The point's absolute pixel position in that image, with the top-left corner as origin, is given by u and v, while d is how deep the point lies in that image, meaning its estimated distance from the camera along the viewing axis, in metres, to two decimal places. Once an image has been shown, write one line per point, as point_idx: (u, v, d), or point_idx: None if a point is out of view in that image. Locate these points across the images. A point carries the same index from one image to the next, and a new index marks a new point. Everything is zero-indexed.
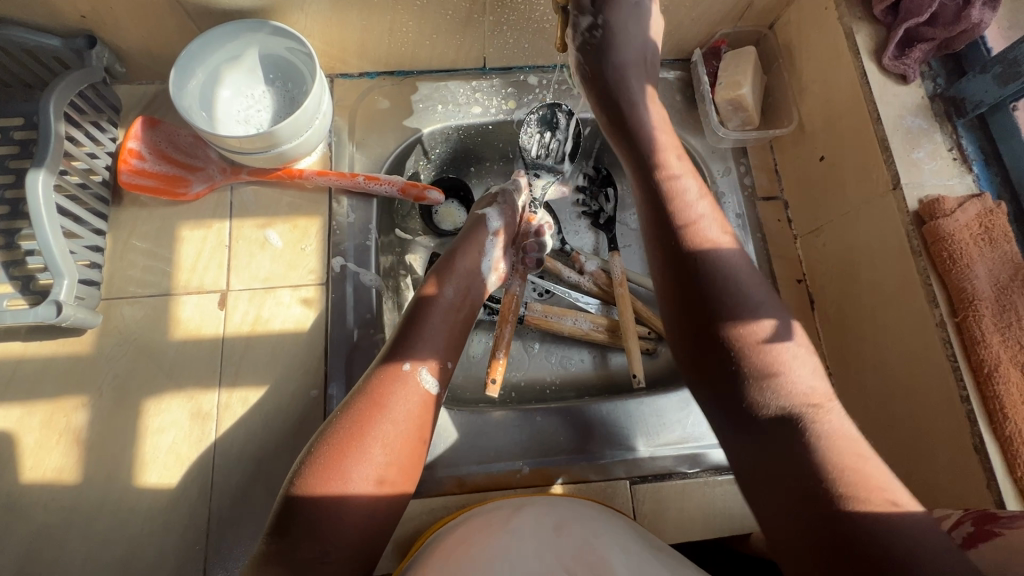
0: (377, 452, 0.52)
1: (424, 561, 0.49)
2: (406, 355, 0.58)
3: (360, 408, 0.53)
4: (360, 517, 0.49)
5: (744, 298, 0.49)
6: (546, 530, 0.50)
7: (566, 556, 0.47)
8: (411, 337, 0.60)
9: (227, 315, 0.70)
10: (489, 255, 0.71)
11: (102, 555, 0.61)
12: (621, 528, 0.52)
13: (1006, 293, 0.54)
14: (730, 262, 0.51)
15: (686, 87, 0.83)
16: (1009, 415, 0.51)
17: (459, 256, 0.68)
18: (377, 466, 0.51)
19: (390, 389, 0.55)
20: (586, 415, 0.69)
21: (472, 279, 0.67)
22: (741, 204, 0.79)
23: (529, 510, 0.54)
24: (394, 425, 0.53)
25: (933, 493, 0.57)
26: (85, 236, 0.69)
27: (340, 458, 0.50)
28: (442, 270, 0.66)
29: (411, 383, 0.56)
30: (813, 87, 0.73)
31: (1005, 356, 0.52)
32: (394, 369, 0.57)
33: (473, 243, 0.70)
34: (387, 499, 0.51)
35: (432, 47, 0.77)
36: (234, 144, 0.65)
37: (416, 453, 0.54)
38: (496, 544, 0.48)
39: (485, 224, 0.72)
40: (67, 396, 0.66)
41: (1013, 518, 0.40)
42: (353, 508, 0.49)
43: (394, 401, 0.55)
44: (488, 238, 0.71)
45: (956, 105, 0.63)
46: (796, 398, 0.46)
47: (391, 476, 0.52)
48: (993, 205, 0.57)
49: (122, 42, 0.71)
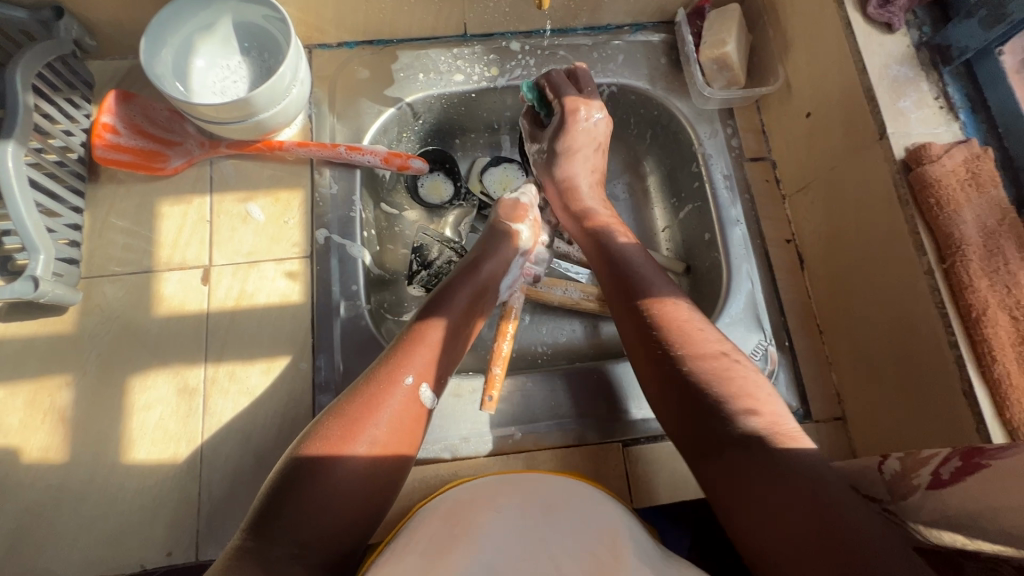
0: (367, 465, 0.50)
1: (411, 534, 0.49)
2: (408, 367, 0.55)
3: (354, 413, 0.51)
4: (341, 525, 0.48)
5: (690, 336, 0.57)
6: (535, 508, 0.50)
7: (555, 542, 0.46)
8: (410, 346, 0.57)
9: (211, 290, 0.69)
10: (510, 274, 0.70)
11: (93, 531, 0.61)
12: (601, 502, 0.52)
13: (994, 238, 0.53)
14: (669, 308, 0.60)
15: (671, 50, 0.82)
16: (997, 357, 0.50)
17: (487, 259, 0.67)
18: (364, 476, 0.50)
19: (388, 400, 0.53)
20: (577, 380, 0.69)
21: (489, 288, 0.66)
22: (728, 165, 0.77)
23: (519, 483, 0.53)
24: (385, 439, 0.51)
25: (922, 439, 0.57)
26: (64, 214, 0.68)
27: (327, 464, 0.48)
28: (462, 274, 0.65)
29: (410, 398, 0.54)
30: (798, 43, 0.71)
31: (993, 300, 0.52)
32: (395, 381, 0.54)
33: (503, 257, 0.68)
34: (365, 510, 0.49)
35: (410, 13, 0.75)
36: (209, 112, 0.64)
37: (399, 468, 0.52)
38: (483, 516, 0.48)
39: (517, 242, 0.70)
40: (50, 375, 0.65)
41: (1001, 448, 0.39)
42: (335, 518, 0.48)
43: (388, 415, 0.52)
44: (516, 257, 0.70)
45: (942, 53, 0.62)
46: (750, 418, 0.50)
47: (375, 490, 0.50)
48: (980, 151, 0.56)
49: (92, 12, 0.69)
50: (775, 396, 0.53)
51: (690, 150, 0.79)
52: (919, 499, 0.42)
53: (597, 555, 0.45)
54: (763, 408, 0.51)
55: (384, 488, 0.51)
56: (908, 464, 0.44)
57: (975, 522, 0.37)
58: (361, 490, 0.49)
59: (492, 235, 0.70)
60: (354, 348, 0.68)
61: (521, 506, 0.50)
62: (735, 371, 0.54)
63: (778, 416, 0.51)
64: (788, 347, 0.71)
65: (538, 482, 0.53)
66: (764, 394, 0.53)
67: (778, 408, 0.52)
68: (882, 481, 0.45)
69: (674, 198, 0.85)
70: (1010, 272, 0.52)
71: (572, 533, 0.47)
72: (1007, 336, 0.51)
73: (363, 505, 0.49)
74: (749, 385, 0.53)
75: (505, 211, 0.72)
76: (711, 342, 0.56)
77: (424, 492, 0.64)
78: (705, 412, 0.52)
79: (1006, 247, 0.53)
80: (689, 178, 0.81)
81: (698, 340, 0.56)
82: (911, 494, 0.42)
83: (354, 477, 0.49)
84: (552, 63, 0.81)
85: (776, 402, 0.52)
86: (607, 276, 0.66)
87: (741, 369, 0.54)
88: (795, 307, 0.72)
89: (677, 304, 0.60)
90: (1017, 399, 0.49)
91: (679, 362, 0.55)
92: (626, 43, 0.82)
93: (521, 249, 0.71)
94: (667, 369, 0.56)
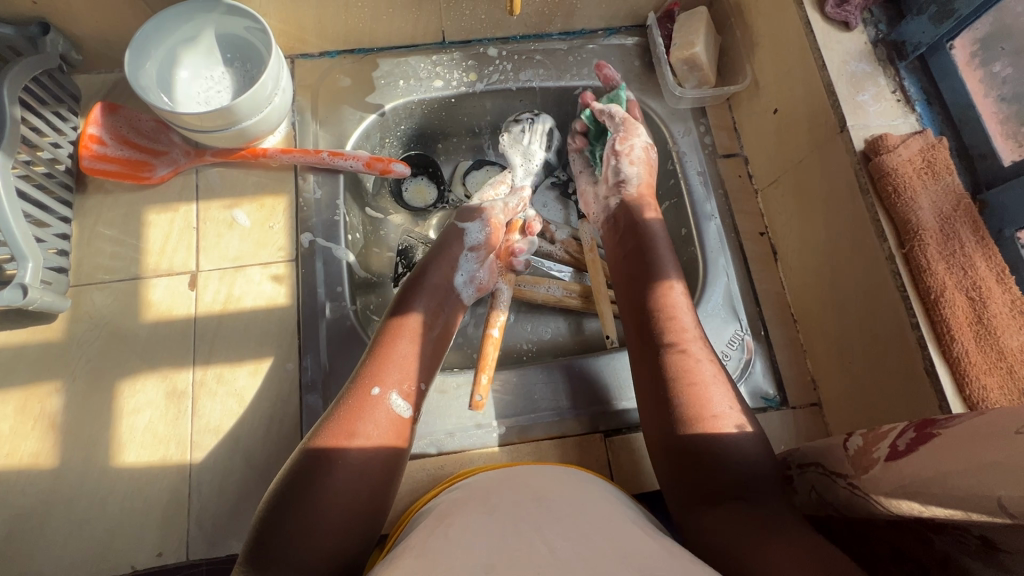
0: (355, 472, 0.51)
1: (415, 529, 0.51)
2: (373, 380, 0.57)
3: (330, 432, 0.53)
4: (341, 534, 0.49)
5: (675, 322, 0.61)
6: (526, 500, 0.51)
7: (543, 525, 0.48)
8: (377, 361, 0.59)
9: (198, 295, 0.70)
10: (465, 268, 0.72)
11: (83, 534, 0.61)
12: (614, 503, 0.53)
13: (950, 222, 0.56)
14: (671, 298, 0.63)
15: (644, 53, 0.84)
16: (955, 337, 0.52)
17: (430, 268, 0.69)
18: (351, 486, 0.51)
19: (360, 415, 0.54)
20: (559, 375, 0.71)
21: (444, 293, 0.68)
22: (702, 162, 0.80)
23: (513, 481, 0.55)
24: (368, 448, 0.53)
25: (891, 418, 0.59)
26: (53, 224, 0.69)
27: (308, 489, 0.49)
28: (411, 287, 0.67)
29: (383, 410, 0.56)
30: (764, 42, 0.74)
31: (950, 282, 0.54)
32: (363, 396, 0.56)
33: (447, 258, 0.70)
34: (356, 529, 0.50)
35: (389, 22, 0.78)
36: (192, 121, 0.66)
37: (384, 480, 0.53)
38: (474, 517, 0.49)
39: (464, 239, 0.72)
40: (39, 382, 0.66)
41: (950, 418, 0.41)
42: (328, 537, 0.48)
43: (366, 426, 0.54)
44: (463, 253, 0.72)
45: (897, 48, 0.65)
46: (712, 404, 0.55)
47: (362, 509, 0.51)
48: (935, 140, 0.59)
49: (76, 27, 0.71)
50: (720, 380, 0.57)
51: (665, 149, 0.82)
52: (878, 472, 0.44)
53: (586, 538, 0.46)
54: (696, 386, 0.56)
55: (372, 504, 0.52)
56: (870, 438, 0.46)
57: (926, 488, 0.39)
58: (351, 499, 0.50)
59: (447, 237, 0.73)
60: (340, 348, 0.69)
61: (516, 503, 0.51)
62: (686, 354, 0.59)
63: (711, 398, 0.55)
64: (764, 336, 0.73)
65: (532, 479, 0.55)
66: (708, 377, 0.57)
67: (726, 395, 0.56)
68: (847, 457, 0.48)
69: None
70: (965, 255, 0.55)
71: (566, 520, 0.48)
72: (964, 316, 0.53)
73: (359, 512, 0.51)
74: (704, 369, 0.57)
75: (462, 214, 0.75)
76: (680, 327, 0.61)
77: (410, 487, 0.65)
78: (653, 387, 0.59)
79: (962, 232, 0.55)
80: (666, 175, 0.83)
81: (675, 326, 0.61)
82: (871, 467, 0.44)
83: (339, 492, 0.50)
84: (528, 67, 0.83)
85: (718, 383, 0.57)
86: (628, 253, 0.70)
87: (695, 352, 0.59)
88: (770, 298, 0.74)
89: (670, 291, 0.64)
90: (975, 375, 0.51)
91: (652, 342, 0.61)
92: (600, 47, 0.84)
93: (471, 246, 0.73)
94: (650, 349, 0.61)
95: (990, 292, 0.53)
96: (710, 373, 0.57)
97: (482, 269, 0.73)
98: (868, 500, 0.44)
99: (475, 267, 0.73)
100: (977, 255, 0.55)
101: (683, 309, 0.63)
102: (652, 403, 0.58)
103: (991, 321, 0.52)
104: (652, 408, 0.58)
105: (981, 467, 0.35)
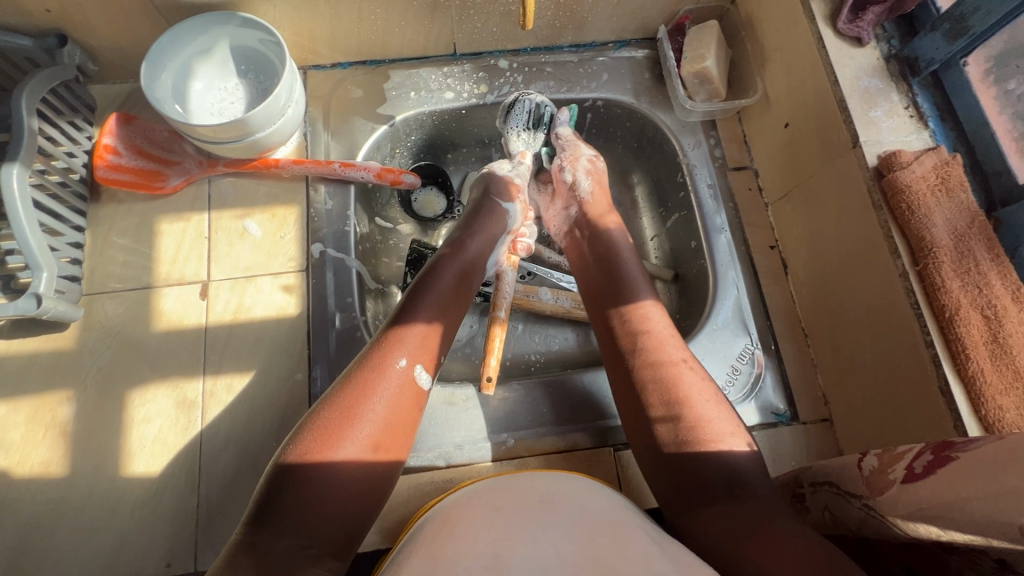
0: (371, 439, 0.53)
1: (424, 531, 0.50)
2: (399, 351, 0.58)
3: (349, 397, 0.54)
4: (352, 497, 0.51)
5: (653, 345, 0.60)
6: (534, 505, 0.50)
7: (550, 531, 0.47)
8: (401, 330, 0.60)
9: (209, 304, 0.71)
10: (495, 253, 0.75)
11: (93, 543, 0.62)
12: (621, 507, 0.53)
13: (964, 240, 0.55)
14: (651, 318, 0.63)
15: (654, 65, 0.85)
16: (971, 355, 0.52)
17: (472, 238, 0.71)
18: (364, 452, 0.52)
19: (380, 382, 0.56)
20: (568, 388, 0.71)
21: (478, 267, 0.70)
22: (712, 175, 0.80)
23: (518, 486, 0.54)
24: (386, 413, 0.55)
25: (905, 437, 0.59)
26: (66, 233, 0.70)
27: (324, 452, 0.51)
28: (452, 250, 0.69)
29: (403, 379, 0.57)
30: (775, 56, 0.74)
31: (965, 300, 0.54)
32: (386, 364, 0.57)
33: (487, 235, 0.72)
34: (368, 491, 0.52)
35: (401, 34, 0.78)
36: (208, 133, 0.66)
37: (397, 447, 0.55)
38: (483, 520, 0.49)
39: (507, 220, 0.76)
40: (51, 391, 0.67)
41: (967, 441, 0.41)
42: (339, 499, 0.50)
43: (384, 394, 0.55)
44: (502, 234, 0.75)
45: (911, 64, 0.64)
46: (711, 433, 0.54)
47: (375, 473, 0.53)
48: (948, 157, 0.58)
49: (94, 39, 0.71)
50: (712, 400, 0.57)
51: (675, 161, 0.82)
52: (895, 493, 0.43)
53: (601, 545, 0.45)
54: (692, 413, 0.55)
55: (384, 469, 0.54)
56: (885, 460, 0.46)
57: (946, 512, 0.38)
58: (364, 465, 0.52)
59: (472, 216, 0.74)
60: (349, 359, 0.69)
61: (520, 506, 0.50)
62: (676, 377, 0.58)
63: (707, 422, 0.55)
64: (774, 351, 0.72)
65: (539, 483, 0.54)
66: (706, 399, 0.57)
67: (719, 415, 0.56)
68: (862, 477, 0.47)
69: (661, 207, 0.87)
70: (980, 273, 0.54)
71: (576, 527, 0.48)
72: (979, 335, 0.52)
73: (369, 477, 0.53)
74: (692, 390, 0.57)
75: (498, 188, 0.77)
76: (661, 350, 0.60)
77: (419, 500, 0.64)
78: (642, 411, 0.58)
79: (976, 249, 0.55)
80: (675, 188, 0.83)
81: (655, 343, 0.61)
82: (887, 489, 0.44)
83: (353, 457, 0.52)
84: (538, 80, 0.84)
85: (712, 405, 0.56)
86: (598, 280, 0.70)
87: (690, 374, 0.58)
88: (780, 312, 0.74)
89: (641, 305, 0.64)
90: (991, 396, 0.51)
91: (637, 370, 0.60)
92: (610, 59, 0.85)
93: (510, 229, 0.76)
94: (636, 378, 0.59)
95: (1005, 311, 0.53)
96: (700, 393, 0.57)
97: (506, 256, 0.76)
98: (885, 521, 0.44)
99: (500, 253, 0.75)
100: (992, 274, 0.54)
101: (660, 329, 0.62)
102: (641, 433, 0.58)
103: (1007, 340, 0.52)
104: (645, 444, 0.57)
105: (1002, 492, 0.35)
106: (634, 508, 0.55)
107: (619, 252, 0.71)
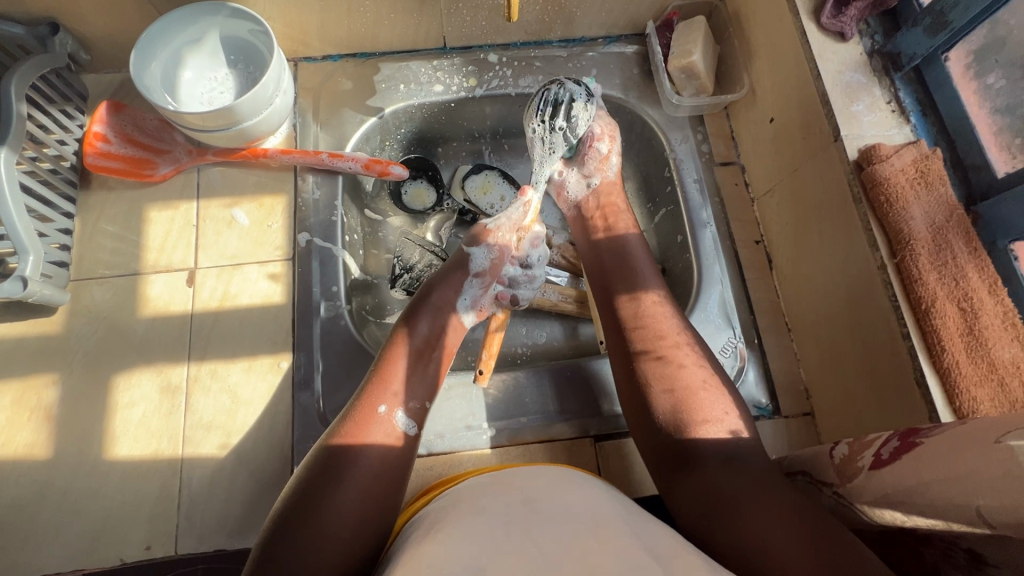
0: (362, 490, 0.52)
1: (408, 531, 0.50)
2: (380, 398, 0.58)
3: (334, 451, 0.53)
4: (352, 549, 0.49)
5: (653, 331, 0.62)
6: (516, 504, 0.51)
7: (532, 531, 0.47)
8: (380, 379, 0.60)
9: (196, 291, 0.71)
10: (468, 294, 0.71)
11: (74, 525, 0.62)
12: (607, 496, 0.54)
13: (942, 233, 0.56)
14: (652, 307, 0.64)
15: (643, 60, 0.85)
16: (946, 346, 0.52)
17: (436, 288, 0.69)
18: (359, 502, 0.51)
19: (365, 433, 0.55)
20: (552, 378, 0.70)
21: (446, 313, 0.68)
22: (698, 170, 0.80)
23: (501, 482, 0.54)
24: (373, 464, 0.54)
25: (883, 425, 0.59)
26: (55, 219, 0.71)
27: (315, 508, 0.50)
28: (416, 305, 0.68)
29: (386, 427, 0.57)
30: (761, 52, 0.74)
31: (942, 292, 0.54)
32: (369, 413, 0.57)
33: (453, 279, 0.70)
34: (366, 543, 0.50)
35: (390, 27, 0.79)
36: (195, 121, 0.67)
37: (391, 493, 0.54)
38: (465, 517, 0.49)
39: (467, 265, 0.72)
40: (37, 374, 0.67)
41: (934, 427, 0.41)
42: (337, 552, 0.48)
43: (370, 443, 0.55)
44: (468, 279, 0.71)
45: (893, 59, 0.65)
46: (708, 413, 0.56)
47: (371, 525, 0.51)
48: (928, 151, 0.58)
49: (85, 28, 0.72)
50: (713, 383, 0.58)
51: (662, 156, 0.82)
52: (863, 480, 0.44)
53: (584, 543, 0.45)
54: (689, 396, 0.57)
55: (381, 518, 0.52)
56: (855, 447, 0.46)
57: (909, 499, 0.39)
58: (360, 516, 0.51)
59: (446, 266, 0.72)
60: (333, 347, 0.69)
61: (502, 505, 0.50)
62: (673, 360, 0.60)
63: (703, 404, 0.57)
64: (757, 344, 0.72)
65: (522, 479, 0.54)
66: (704, 382, 0.58)
67: (718, 398, 0.57)
68: (832, 465, 0.47)
69: (649, 203, 0.87)
70: (957, 267, 0.54)
71: (559, 523, 0.48)
72: (955, 327, 0.53)
73: (366, 526, 0.51)
74: (688, 373, 0.59)
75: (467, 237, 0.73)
76: (662, 334, 0.62)
77: None
78: (637, 393, 0.60)
79: (954, 242, 0.55)
80: (662, 182, 0.83)
81: (655, 326, 0.62)
82: (855, 476, 0.44)
83: (347, 510, 0.50)
84: (527, 74, 0.84)
85: (710, 389, 0.58)
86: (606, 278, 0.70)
87: (684, 358, 0.60)
88: (762, 305, 0.74)
89: (645, 297, 0.65)
90: (966, 387, 0.51)
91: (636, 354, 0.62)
92: (599, 55, 0.85)
93: (476, 271, 0.72)
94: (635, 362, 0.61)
95: (981, 303, 0.53)
96: (698, 375, 0.59)
97: (483, 296, 0.73)
98: (855, 509, 0.44)
99: (476, 293, 0.72)
100: (969, 266, 0.54)
101: (663, 315, 0.63)
102: (638, 413, 0.60)
103: (982, 333, 0.52)
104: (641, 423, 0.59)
105: (961, 477, 0.36)
106: (620, 498, 0.55)
107: (631, 269, 0.69)
